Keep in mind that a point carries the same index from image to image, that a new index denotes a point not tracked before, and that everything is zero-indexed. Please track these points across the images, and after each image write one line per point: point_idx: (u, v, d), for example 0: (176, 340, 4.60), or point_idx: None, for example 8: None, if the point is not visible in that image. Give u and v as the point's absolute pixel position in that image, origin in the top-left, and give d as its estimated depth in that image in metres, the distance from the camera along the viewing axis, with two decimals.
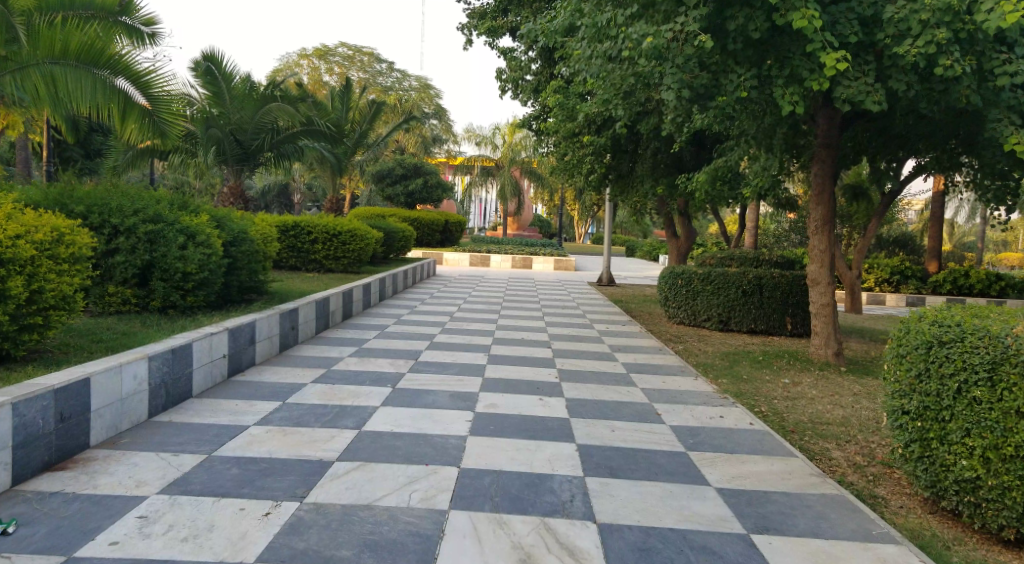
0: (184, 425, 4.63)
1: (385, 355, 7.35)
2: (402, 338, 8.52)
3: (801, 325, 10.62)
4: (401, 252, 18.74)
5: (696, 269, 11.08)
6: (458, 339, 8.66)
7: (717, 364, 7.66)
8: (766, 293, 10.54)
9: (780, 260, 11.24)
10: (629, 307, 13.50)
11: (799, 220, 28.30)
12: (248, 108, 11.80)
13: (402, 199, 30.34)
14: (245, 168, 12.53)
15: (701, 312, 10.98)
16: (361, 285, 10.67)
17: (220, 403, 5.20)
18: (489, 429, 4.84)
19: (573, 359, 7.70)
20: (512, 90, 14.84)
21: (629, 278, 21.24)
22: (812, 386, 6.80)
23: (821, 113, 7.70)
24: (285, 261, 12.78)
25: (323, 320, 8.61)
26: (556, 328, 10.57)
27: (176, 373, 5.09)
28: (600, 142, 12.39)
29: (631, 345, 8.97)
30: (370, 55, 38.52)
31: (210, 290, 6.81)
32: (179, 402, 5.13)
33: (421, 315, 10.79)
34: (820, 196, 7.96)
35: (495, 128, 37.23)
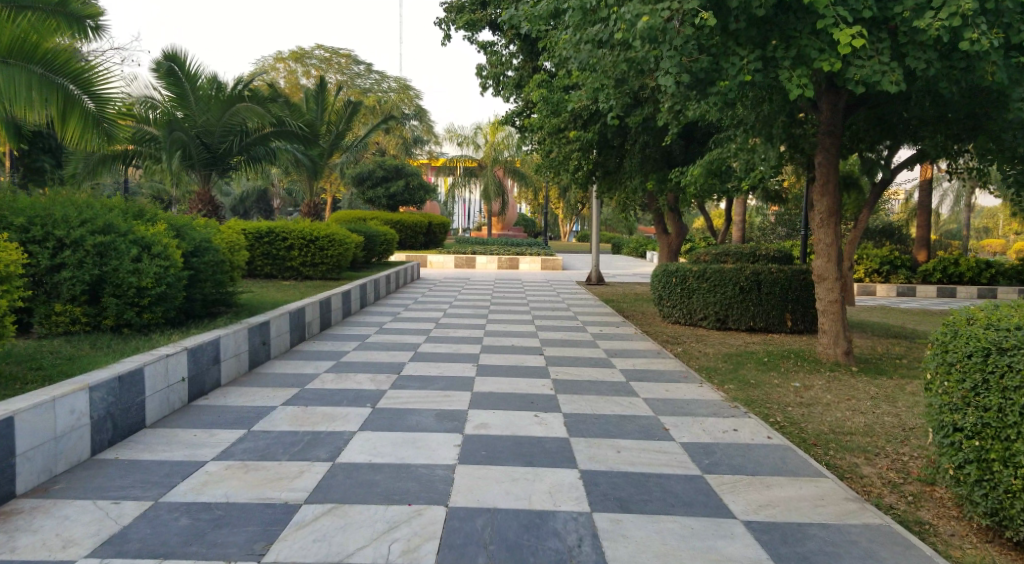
0: (131, 465, 4.08)
1: (366, 369, 6.80)
2: (383, 348, 7.95)
3: (801, 321, 10.19)
4: (383, 256, 18.18)
5: (690, 267, 10.63)
6: (444, 348, 8.12)
7: (720, 368, 7.18)
8: (765, 289, 10.09)
9: (777, 254, 10.82)
10: (621, 307, 13.04)
11: (785, 212, 28.06)
12: (215, 111, 11.20)
13: (383, 201, 29.70)
14: (214, 172, 11.89)
15: (698, 311, 10.54)
16: (340, 292, 10.09)
17: (175, 435, 4.60)
18: (482, 454, 4.33)
19: (567, 367, 7.19)
20: (494, 85, 14.32)
21: (618, 275, 20.79)
22: (825, 390, 6.31)
23: (823, 96, 7.20)
24: (259, 270, 12.18)
25: (298, 332, 8.03)
26: (546, 331, 10.07)
27: (125, 402, 4.55)
28: (587, 137, 11.98)
29: (627, 350, 8.47)
30: (348, 58, 37.88)
31: (169, 304, 6.20)
32: (130, 434, 4.60)
33: (403, 322, 10.23)
34: (826, 186, 7.32)
35: (477, 127, 36.79)
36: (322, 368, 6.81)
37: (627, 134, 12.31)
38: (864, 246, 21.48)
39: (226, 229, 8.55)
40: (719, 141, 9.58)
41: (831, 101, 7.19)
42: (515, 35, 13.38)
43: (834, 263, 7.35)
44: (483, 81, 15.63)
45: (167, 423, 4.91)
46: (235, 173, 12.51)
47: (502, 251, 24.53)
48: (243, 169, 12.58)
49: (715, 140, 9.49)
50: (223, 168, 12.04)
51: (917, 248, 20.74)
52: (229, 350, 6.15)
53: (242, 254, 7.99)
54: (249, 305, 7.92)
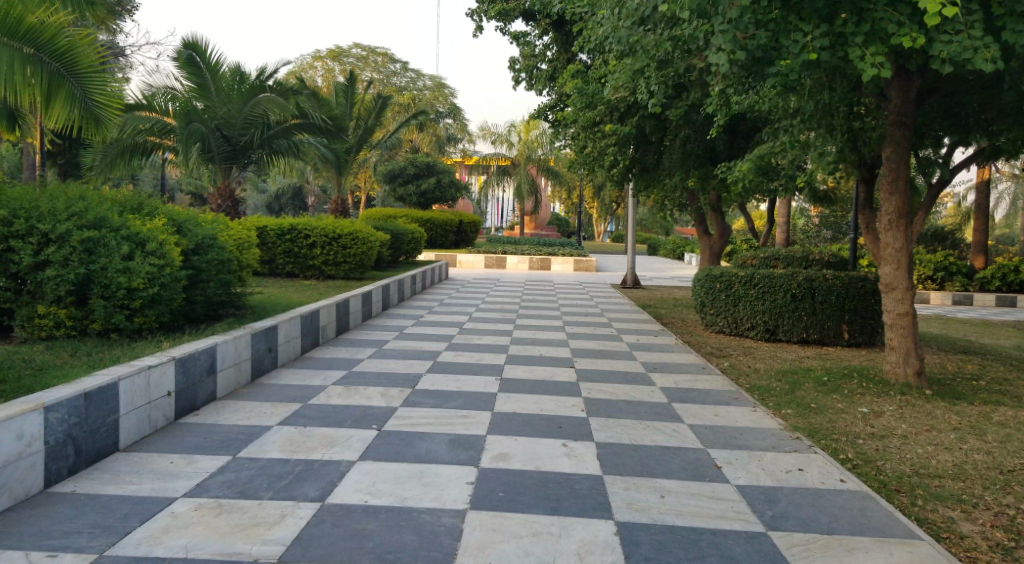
0: (89, 502, 3.43)
1: (378, 381, 6.20)
2: (400, 356, 7.35)
3: (860, 333, 9.33)
4: (411, 256, 17.64)
5: (736, 271, 9.84)
6: (466, 356, 7.47)
7: (774, 390, 6.41)
8: (819, 297, 9.25)
9: (833, 259, 9.94)
10: (659, 313, 12.26)
11: (829, 215, 26.86)
12: (235, 102, 10.77)
13: (414, 199, 29.25)
14: (235, 166, 11.42)
15: (744, 320, 9.76)
16: (360, 294, 9.52)
17: (150, 462, 4.00)
18: (499, 496, 3.63)
19: (600, 383, 6.48)
20: (526, 79, 13.67)
21: (655, 279, 19.98)
22: (897, 419, 5.48)
23: (894, 82, 6.36)
24: (280, 269, 11.72)
25: (310, 337, 7.46)
26: (578, 339, 9.35)
27: (92, 423, 3.89)
28: (624, 131, 11.25)
29: (667, 363, 7.70)
30: (385, 56, 37.76)
31: (164, 308, 5.65)
32: (98, 460, 3.95)
33: (426, 327, 9.63)
34: (896, 183, 6.45)
35: (511, 125, 36.11)
36: (330, 378, 6.21)
37: (668, 129, 11.53)
38: (916, 251, 20.33)
39: (237, 224, 8.07)
40: (770, 135, 8.76)
41: (902, 87, 6.34)
42: (548, 24, 12.74)
43: (904, 271, 6.51)
44: (516, 74, 14.99)
45: (139, 447, 4.27)
46: (257, 167, 12.05)
47: (535, 251, 23.88)
48: (265, 164, 12.13)
49: (767, 135, 8.67)
50: (244, 162, 11.59)
51: (974, 253, 19.51)
52: (229, 357, 5.56)
53: (253, 254, 7.49)
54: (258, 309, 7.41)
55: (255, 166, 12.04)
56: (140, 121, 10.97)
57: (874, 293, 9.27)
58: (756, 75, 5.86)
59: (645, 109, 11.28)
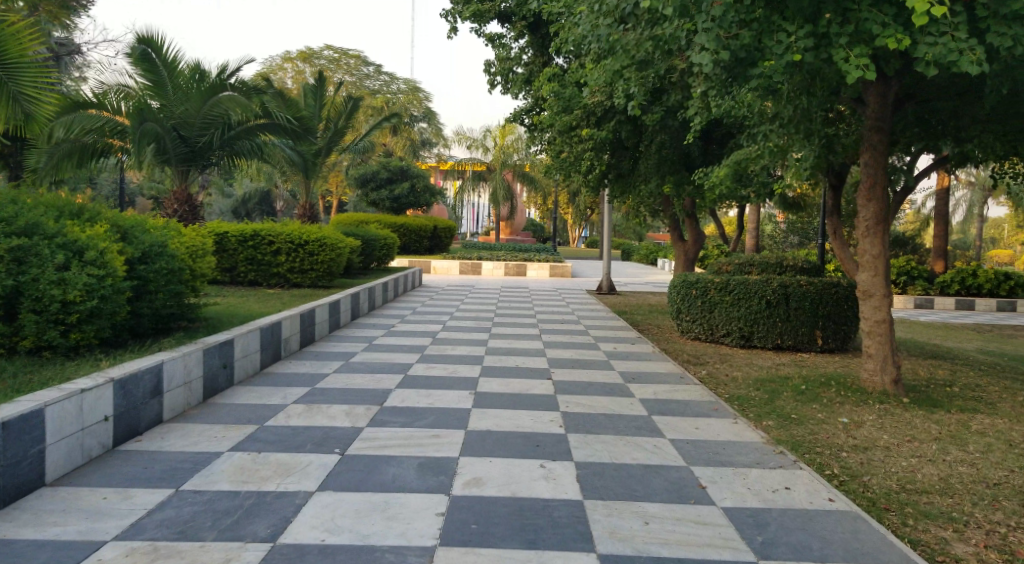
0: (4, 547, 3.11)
1: (344, 398, 5.91)
2: (369, 370, 7.06)
3: (832, 339, 9.30)
4: (381, 263, 17.31)
5: (712, 277, 9.73)
6: (437, 370, 7.21)
7: (752, 400, 6.27)
8: (794, 303, 9.18)
9: (808, 265, 9.90)
10: (634, 319, 12.13)
11: (798, 221, 27.11)
12: (193, 101, 10.35)
13: (387, 204, 28.79)
14: (193, 168, 10.99)
15: (719, 327, 9.66)
16: (326, 303, 9.20)
17: (78, 498, 3.70)
18: (471, 529, 3.39)
19: (578, 396, 6.27)
20: (502, 82, 13.47)
21: (629, 284, 19.91)
22: (878, 429, 5.33)
23: (871, 87, 6.31)
24: (241, 277, 11.32)
25: (270, 350, 7.14)
26: (554, 347, 9.15)
27: (13, 456, 3.57)
28: (600, 135, 11.12)
29: (645, 372, 7.54)
30: (357, 58, 37.29)
31: (104, 322, 5.31)
32: (19, 497, 3.63)
33: (397, 337, 9.35)
34: (873, 190, 6.42)
35: (486, 131, 35.89)
36: (290, 397, 5.90)
37: (644, 133, 11.42)
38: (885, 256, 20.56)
39: (193, 230, 7.69)
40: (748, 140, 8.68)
41: (881, 93, 6.28)
42: (525, 26, 12.57)
43: (881, 277, 6.43)
44: (491, 77, 14.78)
45: (76, 480, 3.95)
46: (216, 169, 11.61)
47: (509, 256, 23.66)
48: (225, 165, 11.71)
49: (744, 139, 8.57)
50: (203, 164, 11.15)
51: (934, 258, 19.75)
52: (175, 376, 5.22)
53: (210, 262, 7.14)
54: (217, 322, 7.07)
55: (215, 168, 11.61)
56: (91, 120, 10.43)
57: (847, 298, 9.24)
58: (740, 77, 5.68)
59: (622, 113, 11.16)
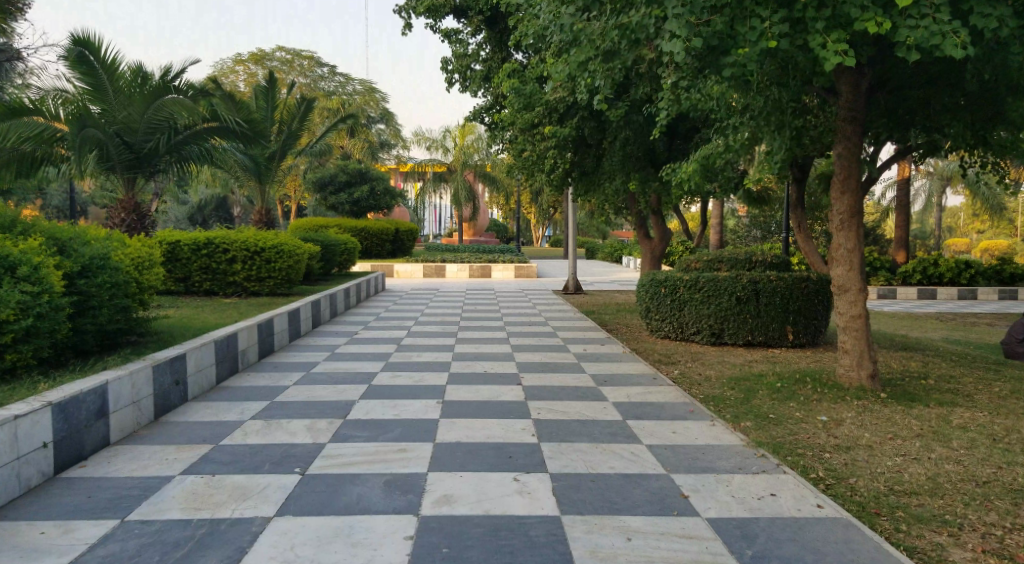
0: None
1: (305, 412, 5.57)
2: (331, 380, 6.73)
3: (803, 334, 9.25)
4: (344, 268, 16.89)
5: (680, 275, 9.59)
6: (402, 377, 6.90)
7: (729, 400, 6.10)
8: (764, 299, 9.10)
9: (776, 260, 9.83)
10: (603, 319, 11.96)
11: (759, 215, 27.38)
12: (137, 104, 9.90)
13: (347, 208, 28.27)
14: (139, 176, 10.50)
15: (689, 324, 9.54)
16: (286, 311, 8.82)
17: (5, 536, 3.33)
18: (443, 554, 3.13)
19: (549, 401, 6.03)
20: (460, 80, 13.21)
21: (596, 283, 19.82)
22: (858, 428, 5.21)
23: (844, 76, 6.32)
24: (196, 287, 10.84)
25: (226, 363, 6.76)
26: (521, 350, 8.90)
27: None
28: (563, 132, 10.91)
29: (617, 373, 7.33)
30: (311, 60, 36.71)
31: (43, 341, 4.90)
32: None
33: (361, 344, 9.00)
34: (847, 182, 6.40)
35: (445, 131, 35.50)
36: (246, 413, 5.54)
37: (608, 129, 11.26)
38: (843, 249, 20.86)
39: (139, 240, 7.21)
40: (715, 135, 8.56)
41: (853, 80, 6.31)
42: (482, 21, 12.34)
43: (857, 271, 6.37)
44: (449, 76, 14.51)
45: (5, 515, 3.58)
46: (164, 176, 11.13)
47: (473, 258, 23.37)
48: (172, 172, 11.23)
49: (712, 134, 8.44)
50: (149, 171, 10.66)
51: (894, 249, 20.08)
52: (121, 396, 4.83)
53: (157, 273, 6.72)
54: (167, 335, 6.66)
55: (162, 175, 11.11)
56: (25, 127, 9.71)
57: (817, 293, 9.20)
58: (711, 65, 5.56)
59: (585, 109, 10.99)
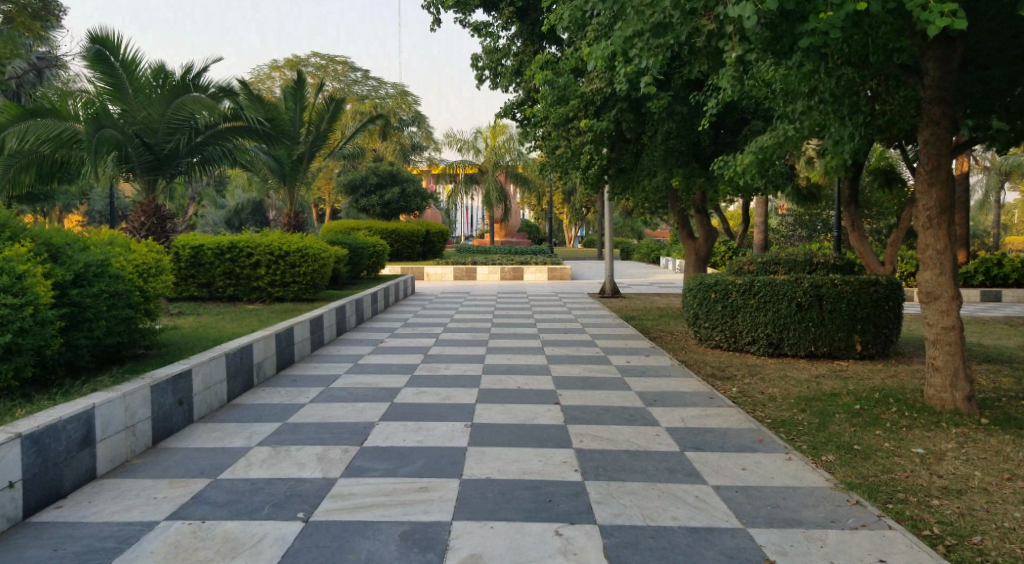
0: None
1: (317, 438, 4.88)
2: (349, 397, 6.09)
3: (872, 344, 8.36)
4: (372, 271, 16.37)
5: (733, 279, 8.75)
6: (427, 395, 6.20)
7: (801, 428, 5.27)
8: (828, 305, 8.22)
9: (840, 262, 8.92)
10: (645, 325, 11.16)
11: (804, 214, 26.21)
12: (157, 104, 9.37)
13: (378, 210, 27.83)
14: (160, 179, 9.91)
15: (743, 334, 8.71)
16: (307, 319, 8.22)
17: None
18: None
19: (592, 426, 5.25)
20: (490, 76, 12.55)
21: (634, 286, 18.98)
22: (965, 463, 4.42)
23: (932, 50, 5.41)
24: (220, 292, 10.33)
25: (240, 378, 6.12)
26: (558, 361, 8.15)
27: None
28: (600, 126, 10.14)
29: (667, 391, 6.52)
30: (345, 64, 36.77)
31: (30, 358, 4.19)
32: None
33: (386, 354, 8.36)
34: (937, 172, 5.46)
35: (477, 131, 34.98)
36: (251, 437, 4.88)
37: (648, 122, 10.42)
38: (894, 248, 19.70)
39: (149, 245, 6.63)
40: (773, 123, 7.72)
41: (942, 56, 5.38)
42: (513, 12, 11.65)
43: (949, 276, 5.48)
44: (480, 72, 13.86)
45: None
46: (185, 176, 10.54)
47: (505, 260, 22.71)
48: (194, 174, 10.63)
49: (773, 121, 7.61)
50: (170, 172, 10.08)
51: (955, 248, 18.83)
52: (111, 422, 4.13)
53: (165, 280, 6.20)
54: (175, 349, 6.05)
55: (183, 176, 10.53)
56: (44, 129, 9.17)
57: (887, 298, 8.30)
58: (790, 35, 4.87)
59: (624, 101, 10.19)
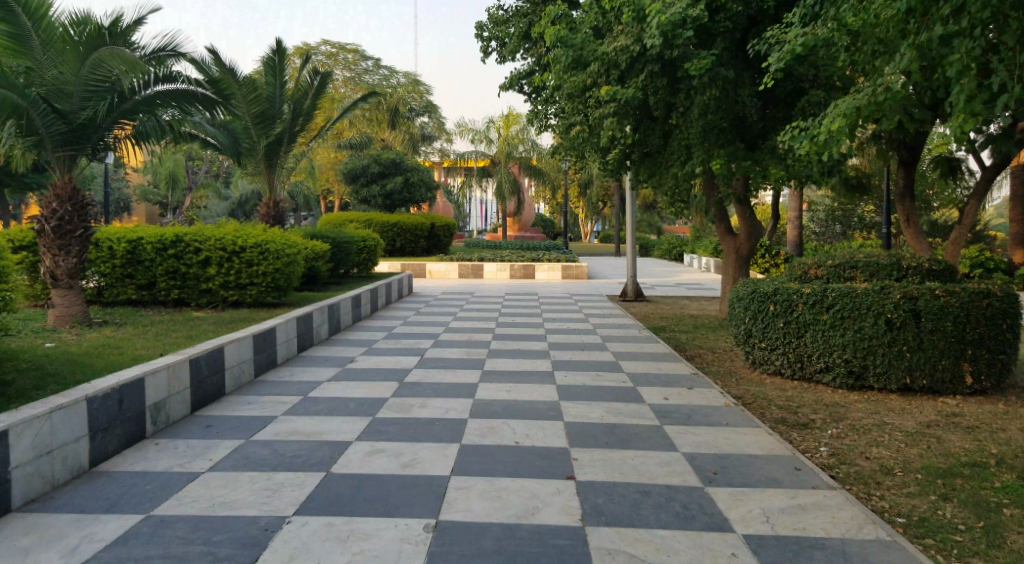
0: None
1: (182, 558, 2.94)
2: (271, 457, 4.21)
3: (986, 375, 6.30)
4: (364, 269, 14.55)
5: (799, 288, 6.82)
6: (382, 457, 4.27)
7: (962, 540, 3.28)
8: (928, 323, 6.20)
9: (937, 267, 6.94)
10: (677, 339, 9.22)
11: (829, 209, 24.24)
12: (69, 61, 7.42)
13: (379, 201, 26.04)
14: (78, 156, 7.87)
15: (811, 358, 6.75)
16: (248, 334, 6.31)
17: None
18: None
19: (626, 533, 3.32)
20: (497, 48, 10.79)
21: (661, 287, 17.02)
22: None
23: None
24: (162, 296, 8.55)
25: (119, 429, 4.21)
26: (571, 392, 6.22)
27: None
28: (625, 95, 7.94)
29: (730, 456, 4.52)
30: (355, 52, 35.52)
31: None
32: None
33: (350, 381, 6.48)
34: None
35: (490, 121, 32.78)
36: (74, 557, 2.94)
37: (682, 90, 8.36)
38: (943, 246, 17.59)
39: None
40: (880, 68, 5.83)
41: None
42: None
43: None
44: (485, 44, 11.97)
45: None
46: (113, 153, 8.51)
47: (515, 256, 20.76)
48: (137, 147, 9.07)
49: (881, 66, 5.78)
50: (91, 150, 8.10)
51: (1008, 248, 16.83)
52: None
53: None
54: (15, 401, 4.07)
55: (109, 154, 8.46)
56: None
57: (1004, 315, 6.26)
58: None
59: (655, 61, 8.01)
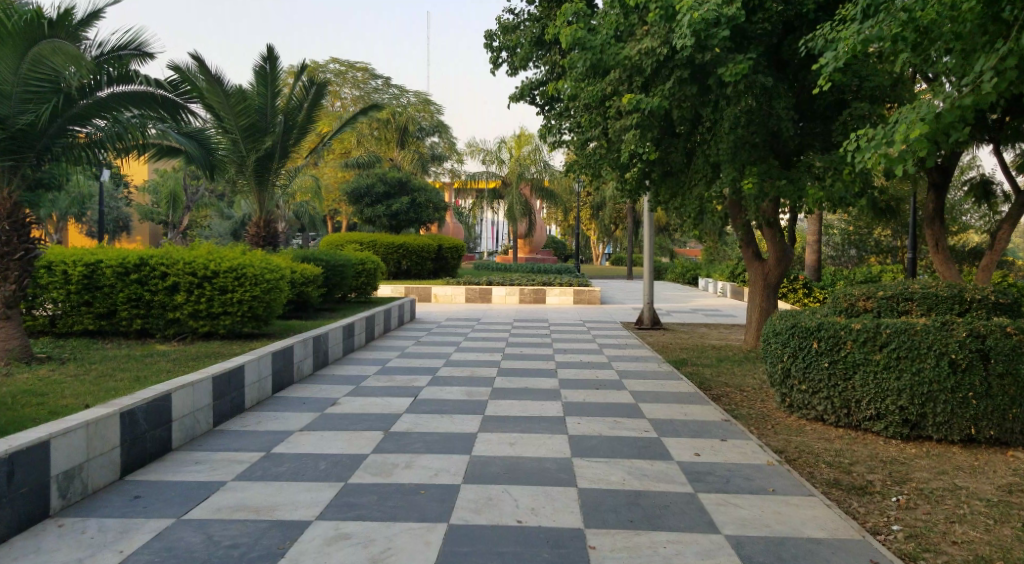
0: None
1: None
2: (206, 547, 3.33)
3: None
4: (362, 294, 13.69)
5: (847, 322, 5.92)
6: (346, 547, 3.37)
7: None
8: (999, 366, 5.28)
9: (1002, 299, 6.04)
10: (702, 374, 8.29)
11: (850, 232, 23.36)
12: (6, 57, 6.67)
13: (384, 220, 25.23)
14: (19, 167, 7.07)
15: (861, 403, 5.82)
16: (208, 377, 5.43)
17: None
18: None
19: None
20: (506, 59, 10.06)
21: (678, 313, 16.10)
22: None
23: None
24: (124, 326, 7.72)
25: (6, 509, 3.35)
26: (587, 445, 5.31)
27: None
28: (650, 104, 7.09)
29: (786, 540, 3.60)
30: (364, 71, 35.24)
31: None
32: None
33: (329, 430, 5.59)
34: None
35: (500, 141, 31.90)
36: None
37: (711, 100, 7.52)
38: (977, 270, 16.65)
39: None
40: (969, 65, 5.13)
41: None
42: None
43: None
44: (495, 55, 11.23)
45: None
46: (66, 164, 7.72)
47: (524, 280, 19.89)
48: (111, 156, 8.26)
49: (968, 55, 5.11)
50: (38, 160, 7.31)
51: None
52: None
53: None
54: None
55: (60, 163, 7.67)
56: None
57: None
58: None
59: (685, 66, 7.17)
